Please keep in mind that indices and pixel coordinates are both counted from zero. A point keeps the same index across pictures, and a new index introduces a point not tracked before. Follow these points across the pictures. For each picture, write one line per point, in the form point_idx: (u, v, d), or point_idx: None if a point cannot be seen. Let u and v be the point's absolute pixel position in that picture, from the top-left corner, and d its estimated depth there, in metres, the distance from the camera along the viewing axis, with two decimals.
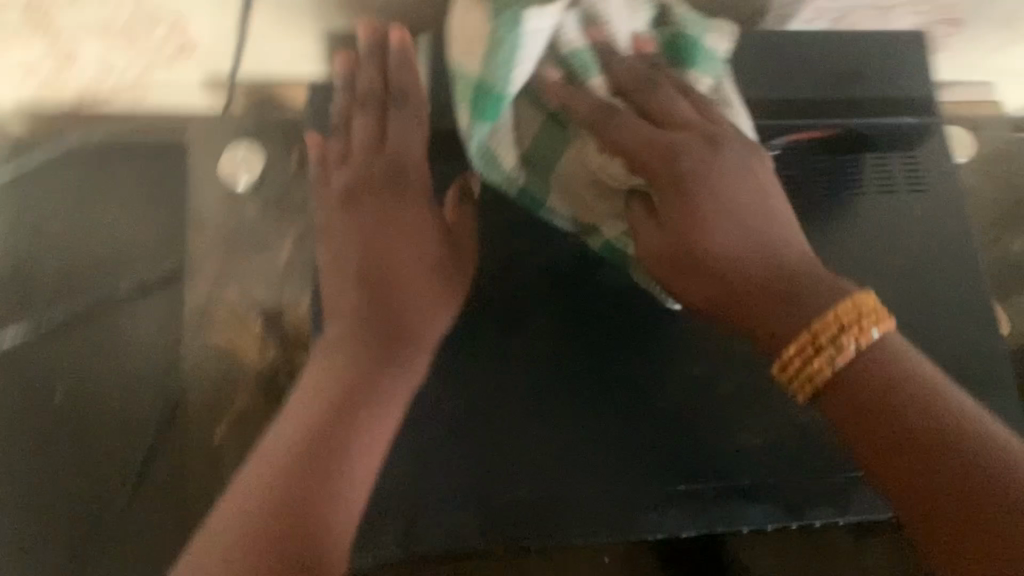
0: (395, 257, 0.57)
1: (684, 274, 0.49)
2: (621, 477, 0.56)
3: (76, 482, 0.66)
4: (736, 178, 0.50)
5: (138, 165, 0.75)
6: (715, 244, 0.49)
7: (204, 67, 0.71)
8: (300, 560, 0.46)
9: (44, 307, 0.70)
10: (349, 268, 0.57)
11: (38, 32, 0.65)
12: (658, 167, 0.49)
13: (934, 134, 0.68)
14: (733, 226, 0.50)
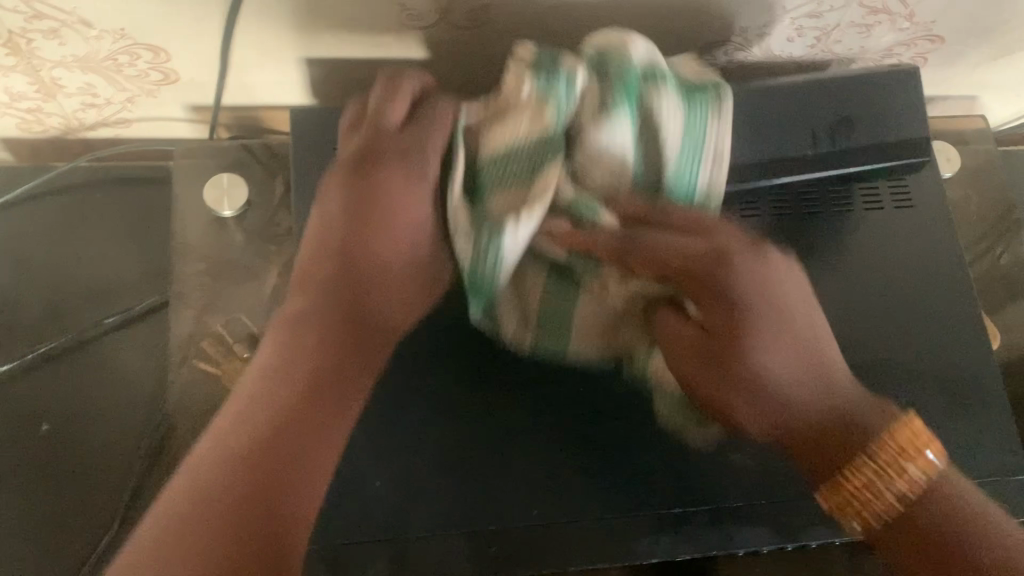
0: (373, 234, 0.57)
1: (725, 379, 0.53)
2: (612, 500, 0.55)
3: (60, 519, 0.64)
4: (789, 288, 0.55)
5: (123, 197, 0.74)
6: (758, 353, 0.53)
7: (188, 96, 0.71)
8: (266, 531, 0.43)
9: (29, 341, 0.69)
10: (326, 227, 0.58)
11: (21, 61, 0.65)
12: (703, 280, 0.53)
13: (920, 147, 0.69)
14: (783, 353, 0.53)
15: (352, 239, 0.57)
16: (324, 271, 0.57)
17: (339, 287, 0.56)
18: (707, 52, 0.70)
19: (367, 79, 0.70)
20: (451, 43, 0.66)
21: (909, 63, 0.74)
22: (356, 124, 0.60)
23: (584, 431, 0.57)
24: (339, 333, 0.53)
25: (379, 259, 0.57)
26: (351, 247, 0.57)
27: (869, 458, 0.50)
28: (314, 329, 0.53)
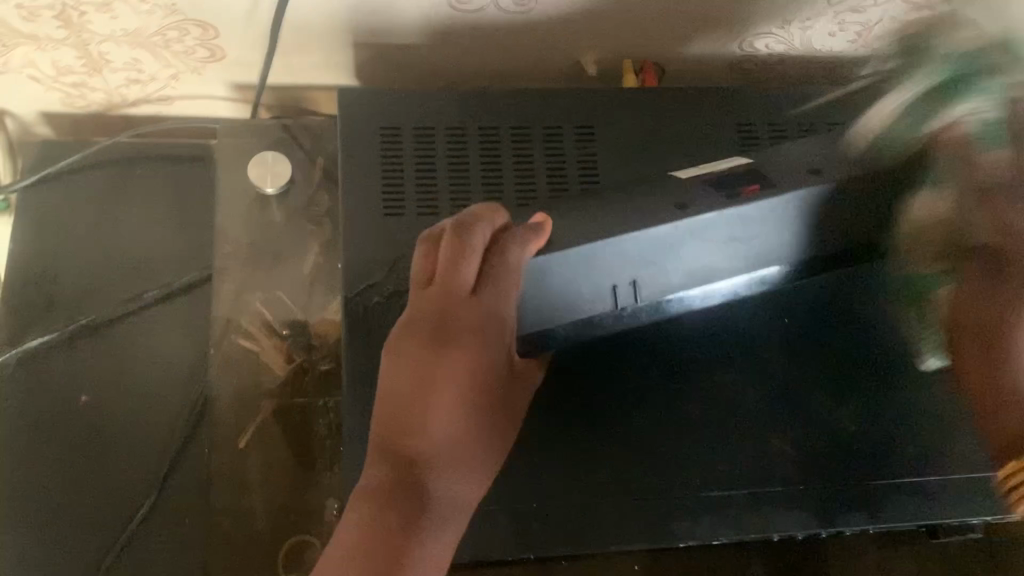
0: (439, 400, 0.48)
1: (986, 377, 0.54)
2: (664, 481, 0.57)
3: (99, 489, 0.65)
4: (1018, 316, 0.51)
5: (164, 172, 0.75)
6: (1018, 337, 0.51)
7: (233, 74, 0.71)
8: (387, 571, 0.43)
9: (68, 312, 0.69)
10: (390, 382, 0.49)
11: (71, 35, 0.65)
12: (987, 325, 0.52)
13: None
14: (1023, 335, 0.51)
15: (421, 396, 0.48)
16: (389, 437, 0.47)
17: (404, 449, 0.47)
18: (749, 43, 0.71)
19: (411, 63, 0.71)
20: (498, 28, 0.67)
21: None
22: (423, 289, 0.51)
23: (637, 417, 0.58)
24: (407, 497, 0.45)
25: (437, 441, 0.47)
26: (414, 411, 0.48)
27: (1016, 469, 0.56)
28: (387, 490, 0.45)
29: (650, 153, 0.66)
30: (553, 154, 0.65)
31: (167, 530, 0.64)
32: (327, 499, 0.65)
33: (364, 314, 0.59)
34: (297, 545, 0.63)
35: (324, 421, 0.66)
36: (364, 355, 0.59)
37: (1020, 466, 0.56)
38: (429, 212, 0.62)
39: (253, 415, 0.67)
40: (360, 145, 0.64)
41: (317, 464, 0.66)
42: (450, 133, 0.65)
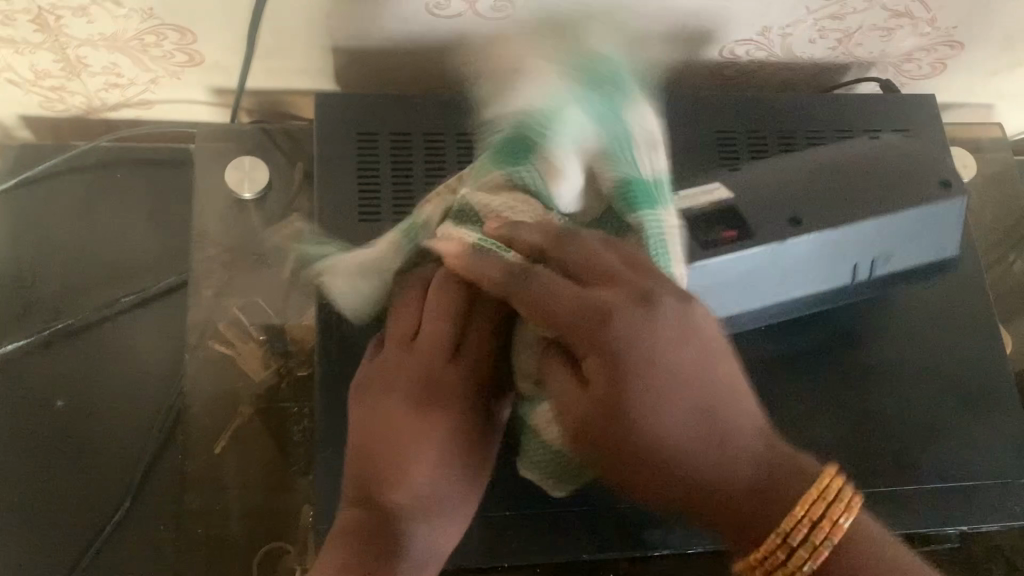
0: (413, 451, 0.52)
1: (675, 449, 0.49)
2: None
3: (73, 494, 0.65)
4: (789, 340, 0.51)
5: (143, 176, 0.75)
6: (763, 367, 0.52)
7: (212, 79, 0.71)
8: None
9: (45, 316, 0.69)
10: (367, 430, 0.53)
11: (48, 39, 0.65)
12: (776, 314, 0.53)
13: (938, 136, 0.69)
14: (690, 404, 0.49)
15: (395, 447, 0.52)
16: (366, 479, 0.52)
17: (381, 494, 0.51)
18: (729, 50, 0.70)
19: (389, 68, 0.71)
20: (475, 33, 0.67)
21: (929, 68, 0.74)
22: (404, 343, 0.55)
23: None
24: (380, 538, 0.51)
25: (412, 487, 0.52)
26: (390, 458, 0.52)
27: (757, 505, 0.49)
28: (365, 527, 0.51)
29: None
30: None
31: (141, 537, 0.64)
32: (301, 507, 0.64)
33: (339, 323, 0.60)
34: (272, 553, 0.63)
35: (300, 428, 0.66)
36: (338, 363, 0.58)
37: (793, 538, 0.49)
38: (405, 219, 0.62)
39: (229, 420, 0.66)
40: (337, 150, 0.64)
41: (291, 470, 0.65)
42: (429, 138, 0.65)
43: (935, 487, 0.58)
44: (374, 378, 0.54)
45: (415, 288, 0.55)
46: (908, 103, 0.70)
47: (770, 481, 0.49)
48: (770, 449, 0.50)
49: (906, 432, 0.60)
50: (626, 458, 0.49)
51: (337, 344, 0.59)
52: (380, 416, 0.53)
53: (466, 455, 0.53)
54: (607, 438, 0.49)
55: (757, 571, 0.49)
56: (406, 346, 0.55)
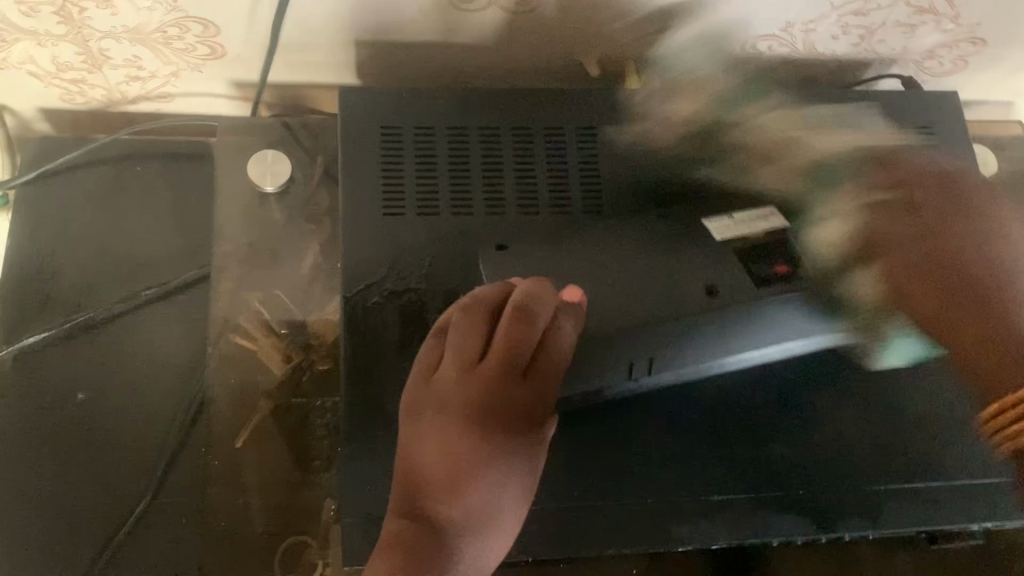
0: (473, 470, 0.51)
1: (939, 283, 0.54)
2: (661, 485, 0.57)
3: (94, 486, 0.65)
4: (972, 231, 0.56)
5: (162, 170, 0.75)
6: (963, 245, 0.55)
7: (234, 72, 0.71)
8: None
9: (65, 309, 0.69)
10: (422, 449, 0.52)
11: (71, 31, 0.65)
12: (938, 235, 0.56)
13: (963, 134, 0.69)
14: (964, 297, 0.53)
15: (455, 470, 0.51)
16: (418, 494, 0.51)
17: (431, 511, 0.51)
18: (751, 45, 0.70)
19: (412, 63, 0.71)
20: (499, 27, 0.67)
21: (950, 65, 0.74)
22: (462, 368, 0.53)
23: (637, 421, 0.58)
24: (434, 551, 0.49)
25: (466, 505, 0.51)
26: (446, 474, 0.51)
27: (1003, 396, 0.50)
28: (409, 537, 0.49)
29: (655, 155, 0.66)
30: (555, 154, 0.65)
31: (163, 529, 0.64)
32: (324, 501, 0.64)
33: (363, 316, 0.59)
34: (293, 547, 0.63)
35: (323, 423, 0.66)
36: (363, 356, 0.58)
37: (1014, 436, 0.50)
38: (430, 215, 0.62)
39: (251, 414, 0.66)
40: (361, 144, 0.63)
41: (313, 465, 0.65)
42: (452, 132, 0.64)
43: (961, 485, 0.58)
44: (427, 402, 0.53)
45: (475, 314, 0.53)
46: (928, 99, 0.70)
47: (941, 263, 0.55)
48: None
49: (934, 432, 0.60)
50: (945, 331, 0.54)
51: (362, 337, 0.59)
52: (442, 437, 0.52)
53: (523, 477, 0.52)
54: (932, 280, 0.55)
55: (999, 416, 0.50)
56: (465, 369, 0.53)
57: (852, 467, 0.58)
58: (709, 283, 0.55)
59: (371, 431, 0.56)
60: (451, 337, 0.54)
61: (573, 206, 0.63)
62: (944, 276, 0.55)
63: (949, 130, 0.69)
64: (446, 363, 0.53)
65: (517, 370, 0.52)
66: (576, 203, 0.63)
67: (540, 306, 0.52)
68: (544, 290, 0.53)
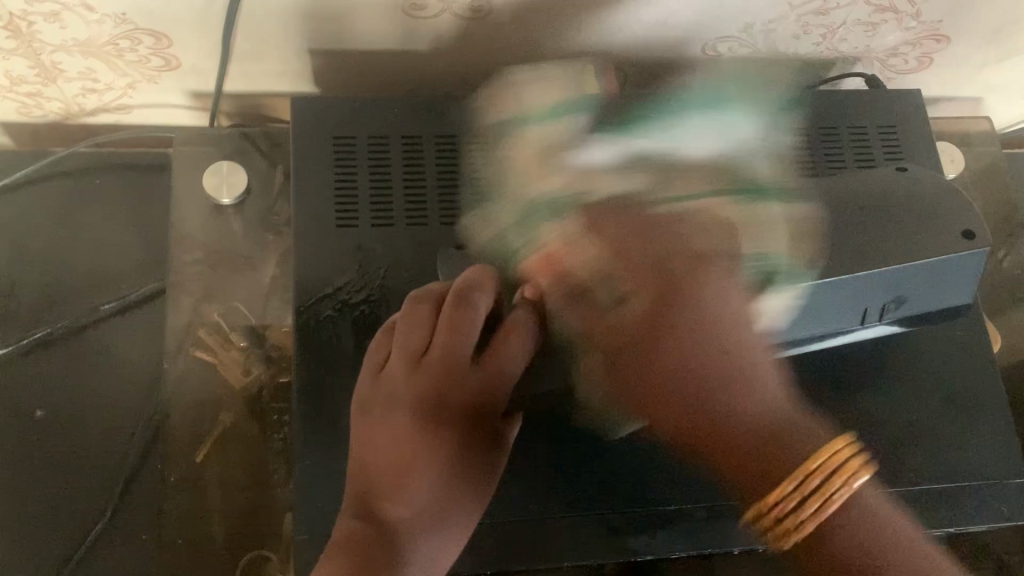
0: (426, 461, 0.53)
1: (668, 363, 0.46)
2: (612, 497, 0.56)
3: (53, 504, 0.65)
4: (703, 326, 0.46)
5: (122, 183, 0.74)
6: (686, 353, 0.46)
7: (190, 83, 0.70)
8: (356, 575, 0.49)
9: (25, 325, 0.69)
10: (372, 446, 0.53)
11: (21, 45, 0.64)
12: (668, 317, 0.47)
13: (921, 125, 0.68)
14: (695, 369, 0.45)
15: (406, 458, 0.53)
16: (367, 492, 0.52)
17: (383, 510, 0.52)
18: (711, 47, 0.70)
19: (369, 70, 0.70)
20: (453, 34, 0.66)
21: (915, 62, 0.73)
22: (408, 364, 0.54)
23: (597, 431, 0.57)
24: (383, 546, 0.50)
25: (413, 500, 0.52)
26: (396, 474, 0.52)
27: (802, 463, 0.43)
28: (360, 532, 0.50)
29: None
30: None
31: (123, 544, 0.64)
32: (282, 516, 0.64)
33: (318, 327, 0.59)
34: (254, 563, 0.62)
35: (281, 435, 0.66)
36: (318, 369, 0.58)
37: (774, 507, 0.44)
38: (384, 226, 0.61)
39: (208, 429, 0.65)
40: (314, 155, 0.63)
41: (274, 478, 0.65)
42: (407, 141, 0.64)
43: (924, 490, 0.58)
44: (377, 399, 0.54)
45: (422, 306, 0.55)
46: (889, 92, 0.70)
47: (704, 384, 0.45)
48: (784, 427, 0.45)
49: (897, 433, 0.59)
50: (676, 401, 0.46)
51: (316, 350, 0.58)
52: (391, 433, 0.53)
53: (474, 473, 0.53)
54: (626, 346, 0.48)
55: (758, 503, 0.44)
56: (412, 361, 0.54)
57: None
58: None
59: (326, 445, 0.56)
60: (399, 334, 0.55)
61: None
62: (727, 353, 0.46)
63: (906, 121, 0.68)
64: (394, 359, 0.54)
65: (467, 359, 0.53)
66: None
67: (481, 295, 0.53)
68: (485, 281, 0.54)
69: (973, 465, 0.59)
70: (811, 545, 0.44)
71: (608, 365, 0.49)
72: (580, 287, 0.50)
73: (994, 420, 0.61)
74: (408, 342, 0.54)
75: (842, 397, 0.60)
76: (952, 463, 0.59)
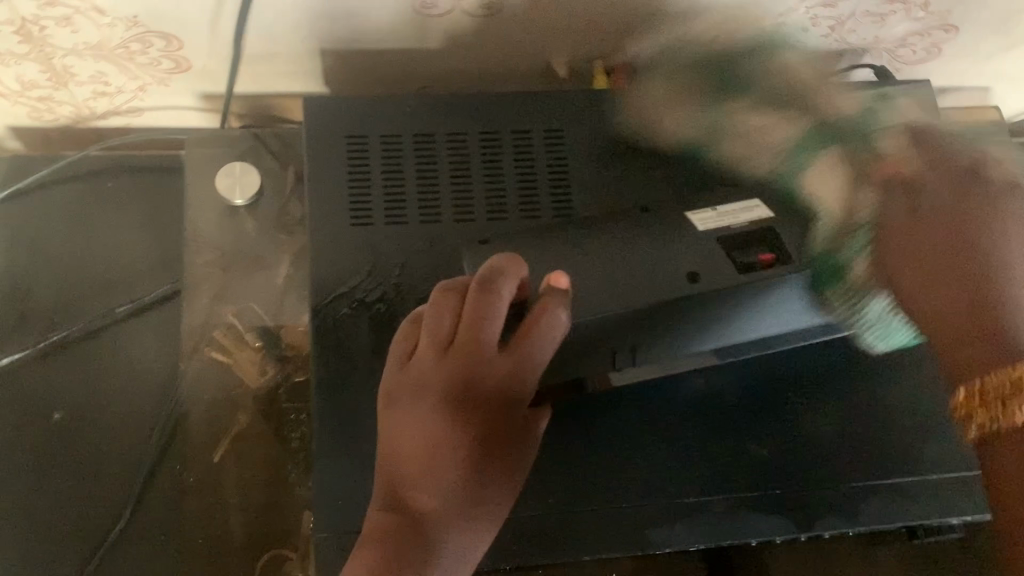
0: (450, 455, 0.49)
1: (923, 258, 0.51)
2: (630, 490, 0.56)
3: (74, 507, 0.65)
4: (964, 220, 0.51)
5: (133, 185, 0.74)
6: (1005, 250, 0.50)
7: (201, 84, 0.70)
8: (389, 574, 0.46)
9: (41, 328, 0.69)
10: (398, 440, 0.50)
11: (33, 49, 0.64)
12: (962, 218, 0.51)
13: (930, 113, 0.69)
14: (940, 247, 0.51)
15: (431, 453, 0.49)
16: (397, 486, 0.49)
17: (409, 502, 0.49)
18: None
19: (379, 69, 0.70)
20: (463, 30, 0.66)
21: (924, 52, 0.73)
22: (437, 354, 0.50)
23: (613, 427, 0.58)
24: (415, 540, 0.47)
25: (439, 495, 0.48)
26: (423, 468, 0.49)
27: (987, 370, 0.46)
28: (390, 530, 0.48)
29: (624, 156, 0.65)
30: (521, 155, 0.64)
31: (143, 545, 0.64)
32: (299, 514, 0.65)
33: (334, 325, 0.59)
34: (272, 562, 0.63)
35: (298, 434, 0.66)
36: (335, 367, 0.58)
37: (982, 406, 0.46)
38: (398, 224, 0.61)
39: (225, 429, 0.66)
40: (326, 155, 0.63)
41: (290, 478, 0.65)
42: (419, 139, 0.64)
43: (939, 480, 0.58)
44: (403, 388, 0.51)
45: (450, 294, 0.51)
46: (901, 83, 0.70)
47: (967, 248, 0.50)
48: (1022, 319, 0.47)
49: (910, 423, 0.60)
50: (955, 265, 0.50)
51: (333, 348, 0.58)
52: (419, 427, 0.49)
53: (509, 470, 0.50)
54: (911, 227, 0.52)
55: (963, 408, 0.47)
56: (437, 351, 0.50)
57: (830, 465, 0.58)
58: (692, 269, 0.54)
59: (345, 444, 0.56)
60: (424, 320, 0.51)
61: (542, 210, 0.63)
62: (970, 255, 0.50)
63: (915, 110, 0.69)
64: (421, 347, 0.50)
65: (488, 349, 0.49)
66: (544, 204, 0.63)
67: (503, 279, 0.49)
68: (510, 267, 0.50)
69: None
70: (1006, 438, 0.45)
71: (886, 262, 0.53)
72: (912, 196, 0.53)
73: None
74: (434, 328, 0.50)
75: (852, 390, 0.60)
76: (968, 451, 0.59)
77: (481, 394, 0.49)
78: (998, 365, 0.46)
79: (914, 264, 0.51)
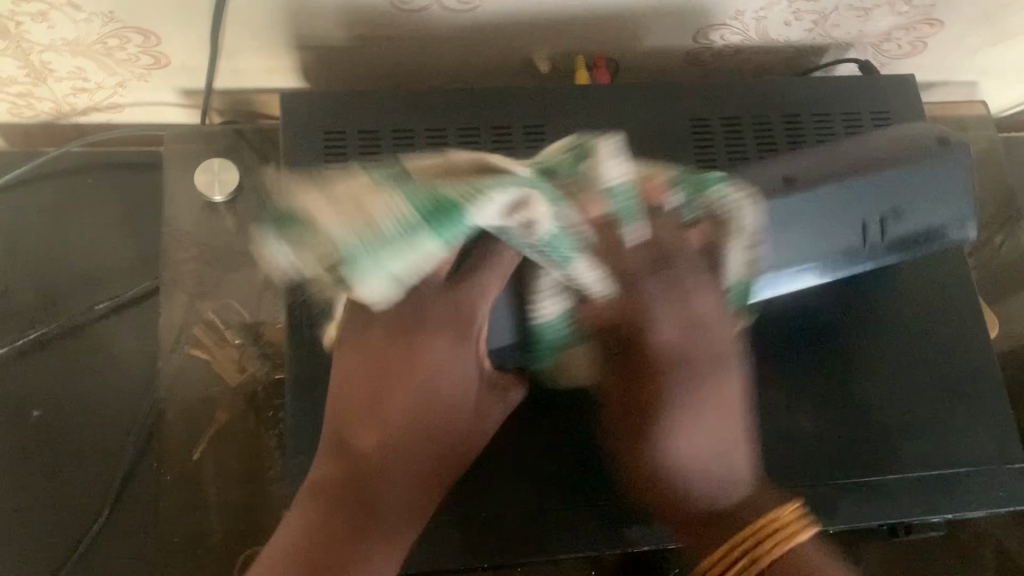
0: (397, 384, 0.55)
1: (673, 399, 0.55)
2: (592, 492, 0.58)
3: (55, 503, 0.65)
4: (699, 399, 0.55)
5: (114, 182, 0.74)
6: (664, 434, 0.55)
7: (180, 81, 0.70)
8: (330, 531, 0.48)
9: (21, 325, 0.69)
10: (349, 383, 0.55)
11: (10, 45, 0.64)
12: (653, 379, 0.56)
13: (913, 108, 0.67)
14: (704, 425, 0.54)
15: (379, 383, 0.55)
16: (344, 426, 0.54)
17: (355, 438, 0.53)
18: (704, 36, 0.69)
19: (359, 65, 0.70)
20: (441, 27, 0.66)
21: (909, 47, 0.73)
22: None
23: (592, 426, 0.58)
24: (357, 494, 0.50)
25: (386, 426, 0.54)
26: (369, 403, 0.54)
27: (765, 548, 0.49)
28: (340, 477, 0.51)
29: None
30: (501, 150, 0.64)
31: (123, 539, 0.64)
32: (280, 513, 0.64)
33: (310, 322, 0.59)
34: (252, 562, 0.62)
35: (276, 433, 0.66)
36: (311, 364, 0.58)
37: (754, 550, 0.49)
38: None
39: (205, 427, 0.65)
40: (304, 150, 0.63)
41: (269, 477, 0.64)
42: (397, 136, 0.64)
43: (918, 477, 0.58)
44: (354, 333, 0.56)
45: None
46: (895, 79, 0.68)
47: (680, 467, 0.54)
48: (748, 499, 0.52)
49: (894, 422, 0.59)
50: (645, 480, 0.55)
51: (309, 344, 0.58)
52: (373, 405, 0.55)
53: (442, 410, 0.56)
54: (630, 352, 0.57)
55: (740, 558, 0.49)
56: None
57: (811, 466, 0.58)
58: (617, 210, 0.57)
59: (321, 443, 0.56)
60: None
61: None
62: (702, 394, 0.55)
63: (898, 106, 0.67)
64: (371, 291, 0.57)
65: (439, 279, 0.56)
66: None
67: None
68: None
69: (970, 454, 0.59)
70: (783, 558, 0.49)
71: (625, 331, 0.57)
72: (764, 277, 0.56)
73: (989, 400, 0.61)
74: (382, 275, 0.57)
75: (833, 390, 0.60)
76: (947, 450, 0.59)
77: (428, 324, 0.56)
78: (746, 528, 0.50)
79: (646, 404, 0.56)
